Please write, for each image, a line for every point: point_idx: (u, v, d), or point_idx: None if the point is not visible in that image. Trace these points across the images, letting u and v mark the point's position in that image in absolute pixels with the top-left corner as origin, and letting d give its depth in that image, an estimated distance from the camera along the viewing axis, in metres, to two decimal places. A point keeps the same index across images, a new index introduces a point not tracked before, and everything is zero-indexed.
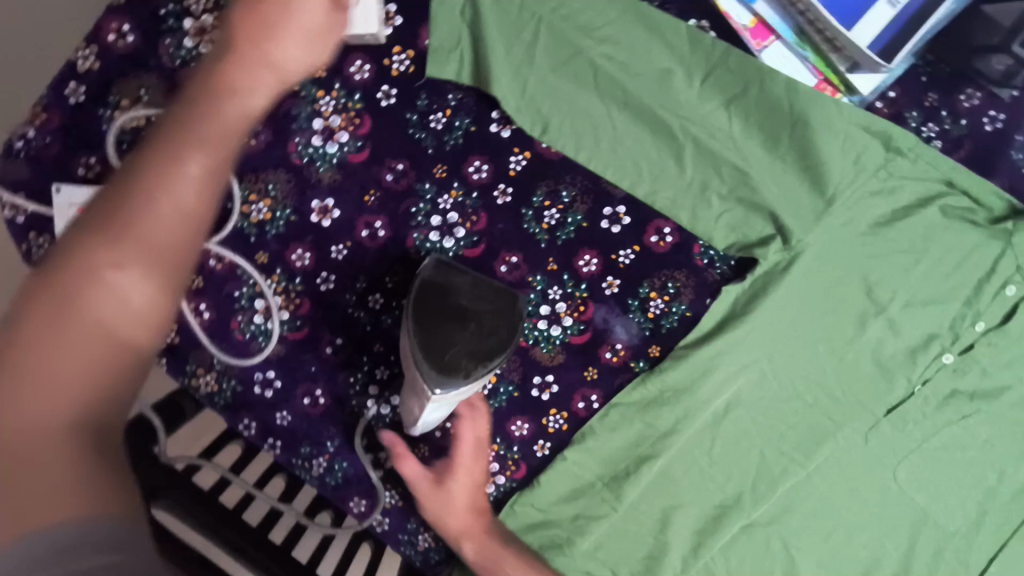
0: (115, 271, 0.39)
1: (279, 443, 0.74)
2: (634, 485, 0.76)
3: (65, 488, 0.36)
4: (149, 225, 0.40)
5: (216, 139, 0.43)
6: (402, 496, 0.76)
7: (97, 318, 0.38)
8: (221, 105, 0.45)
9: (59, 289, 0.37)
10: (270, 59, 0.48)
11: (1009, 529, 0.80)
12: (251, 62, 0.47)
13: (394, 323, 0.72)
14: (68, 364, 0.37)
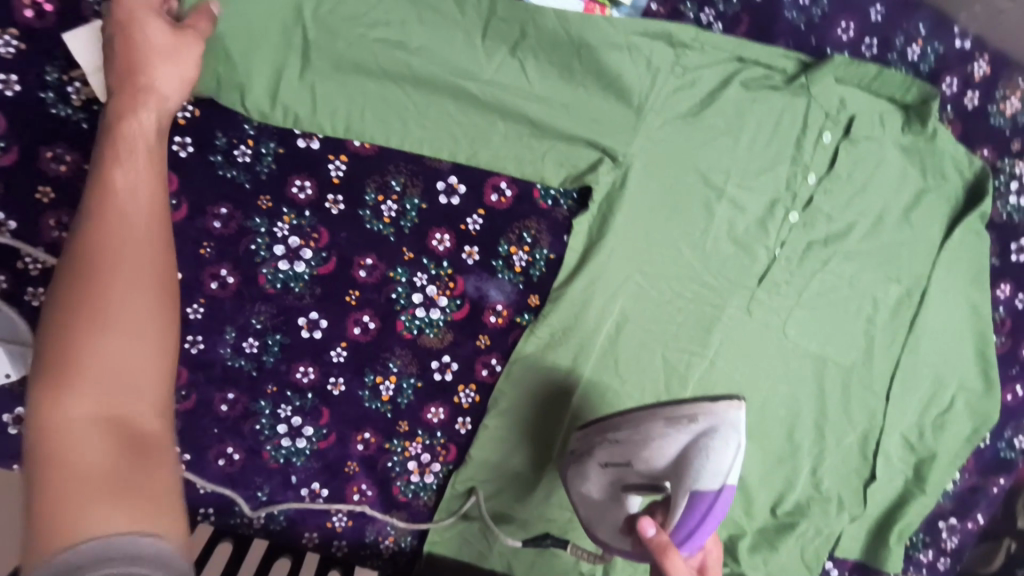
0: (108, 254, 0.47)
1: (212, 510, 0.75)
2: (559, 426, 0.79)
3: (117, 522, 0.41)
4: (123, 229, 0.48)
5: (129, 166, 0.51)
6: (349, 514, 0.78)
7: (109, 313, 0.45)
8: (118, 141, 0.52)
9: (72, 298, 0.45)
10: (144, 85, 0.55)
11: (897, 344, 0.88)
12: (131, 102, 0.54)
13: (277, 359, 0.72)
14: (89, 369, 0.44)
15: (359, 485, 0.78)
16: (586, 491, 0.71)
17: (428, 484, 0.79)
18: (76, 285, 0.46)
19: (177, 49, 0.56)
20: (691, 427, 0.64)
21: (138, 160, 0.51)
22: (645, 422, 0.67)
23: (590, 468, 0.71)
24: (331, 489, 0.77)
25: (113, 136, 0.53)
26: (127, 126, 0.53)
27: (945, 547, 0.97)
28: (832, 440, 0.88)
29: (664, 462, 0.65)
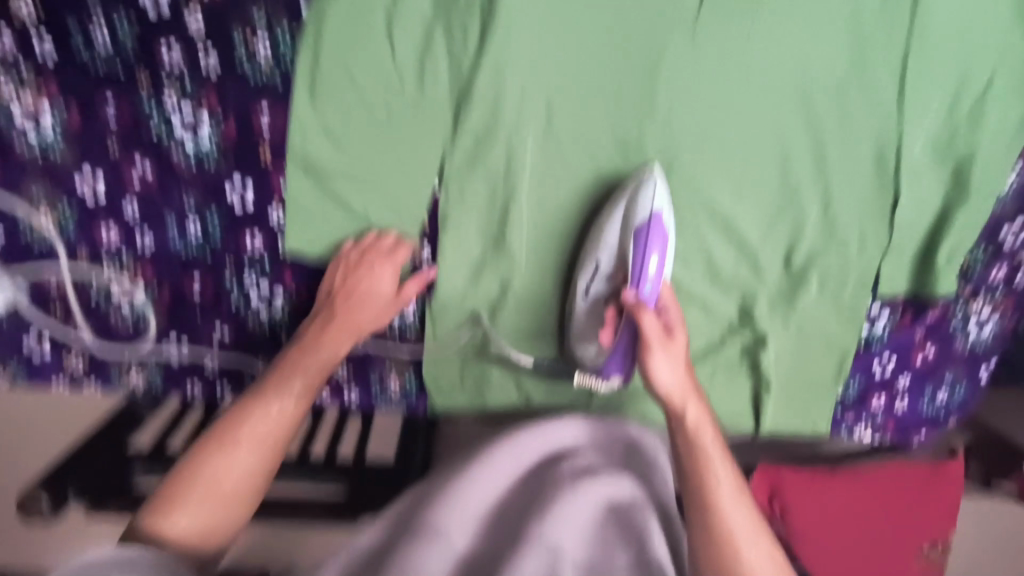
0: (304, 348, 0.72)
1: (225, 386, 0.81)
2: (517, 230, 0.75)
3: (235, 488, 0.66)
4: (342, 322, 0.73)
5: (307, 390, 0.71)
6: (350, 364, 0.82)
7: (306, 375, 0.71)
8: (365, 300, 0.73)
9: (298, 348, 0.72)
10: (369, 309, 0.74)
11: (899, 28, 0.72)
12: (356, 294, 0.73)
13: (223, 232, 0.75)
14: (288, 405, 0.69)
15: None
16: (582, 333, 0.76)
17: (411, 319, 0.81)
18: (315, 325, 0.74)
19: (389, 277, 0.74)
20: (624, 200, 0.72)
21: (315, 361, 0.71)
22: (596, 221, 0.74)
23: (580, 306, 0.76)
24: None
25: (342, 282, 0.74)
26: (358, 278, 0.73)
27: (1021, 257, 0.84)
28: (840, 167, 0.77)
29: (621, 247, 0.71)
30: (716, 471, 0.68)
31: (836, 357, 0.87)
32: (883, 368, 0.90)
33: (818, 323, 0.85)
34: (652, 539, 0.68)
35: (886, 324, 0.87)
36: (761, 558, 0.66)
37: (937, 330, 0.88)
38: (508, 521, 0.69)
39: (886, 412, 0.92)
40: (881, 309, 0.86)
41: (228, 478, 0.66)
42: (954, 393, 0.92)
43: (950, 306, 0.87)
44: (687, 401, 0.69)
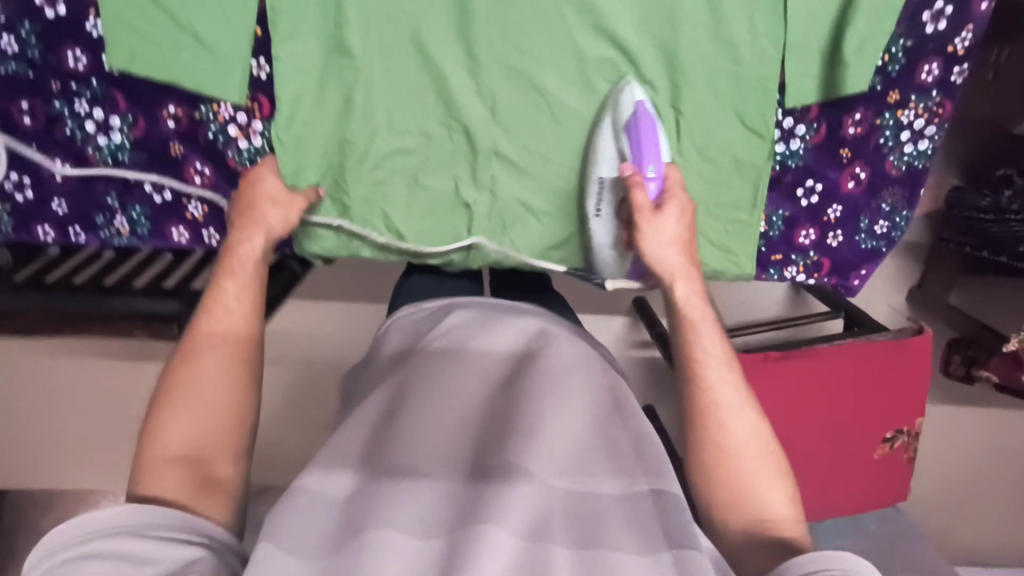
0: (229, 281, 0.67)
1: (79, 228, 0.78)
2: (356, 31, 0.70)
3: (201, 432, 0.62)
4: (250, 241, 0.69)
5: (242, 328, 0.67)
6: (203, 200, 0.79)
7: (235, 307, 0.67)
8: (267, 207, 0.71)
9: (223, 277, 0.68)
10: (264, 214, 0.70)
11: None
12: (258, 203, 0.71)
13: (43, 51, 0.70)
14: (229, 343, 0.65)
15: (195, 166, 0.77)
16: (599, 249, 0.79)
17: (261, 148, 0.76)
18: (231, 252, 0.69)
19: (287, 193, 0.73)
20: (604, 113, 0.74)
21: (240, 277, 0.68)
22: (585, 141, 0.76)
23: (597, 229, 0.78)
24: (170, 177, 0.77)
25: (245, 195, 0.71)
26: (254, 183, 0.72)
27: (952, 50, 0.70)
28: None
29: (618, 152, 0.73)
30: (701, 341, 0.70)
31: (750, 181, 0.77)
32: (808, 198, 0.78)
33: (717, 143, 0.75)
34: (639, 473, 0.62)
35: (802, 142, 0.75)
36: (743, 426, 0.67)
37: (865, 149, 0.75)
38: (479, 431, 0.62)
39: (817, 250, 0.81)
40: (792, 123, 0.74)
41: (206, 398, 0.63)
42: (895, 224, 0.80)
43: (877, 117, 0.73)
44: (676, 276, 0.71)
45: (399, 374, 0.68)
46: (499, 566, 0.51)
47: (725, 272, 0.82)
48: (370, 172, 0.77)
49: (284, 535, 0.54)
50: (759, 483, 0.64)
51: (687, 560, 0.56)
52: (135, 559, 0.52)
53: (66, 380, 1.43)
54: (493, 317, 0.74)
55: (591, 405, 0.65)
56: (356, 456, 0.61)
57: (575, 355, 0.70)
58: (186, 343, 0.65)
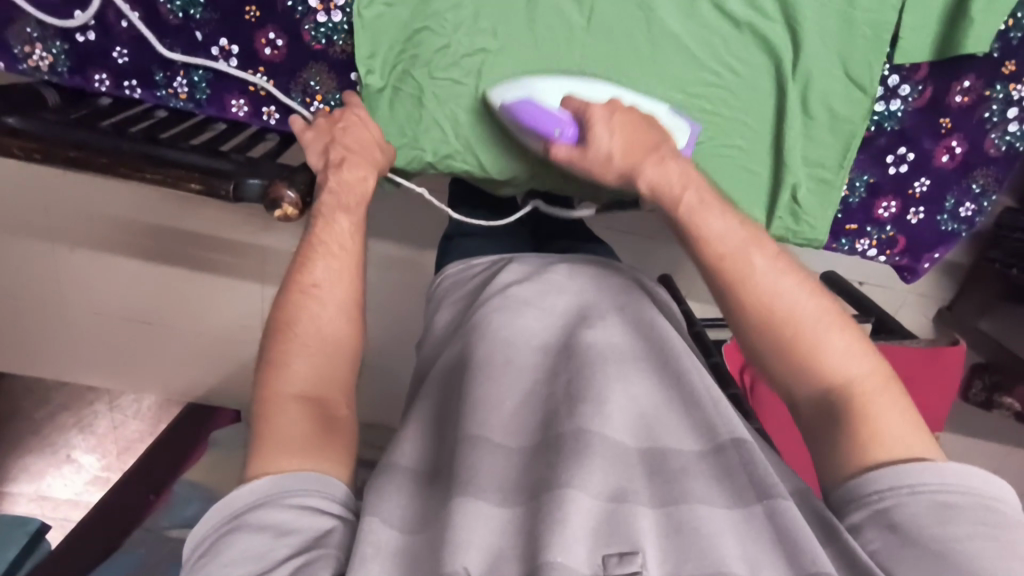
0: (337, 218, 0.65)
1: (137, 84, 0.74)
2: None
3: (328, 380, 0.59)
4: (352, 179, 0.66)
5: (349, 274, 0.64)
6: (269, 75, 0.74)
7: (347, 256, 0.64)
8: (373, 151, 0.69)
9: (327, 222, 0.64)
10: (370, 155, 0.68)
11: None
12: (362, 140, 0.68)
13: None
14: (339, 289, 0.63)
15: (267, 36, 0.72)
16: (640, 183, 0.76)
17: (339, 26, 0.72)
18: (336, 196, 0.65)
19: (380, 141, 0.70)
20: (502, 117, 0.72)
21: (349, 220, 0.65)
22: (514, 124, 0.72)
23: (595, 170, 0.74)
24: (239, 44, 0.73)
25: (332, 128, 0.68)
26: (352, 122, 0.68)
27: None
28: None
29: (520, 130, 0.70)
30: (710, 222, 0.61)
31: (840, 140, 0.75)
32: (898, 166, 0.77)
33: (817, 92, 0.73)
34: (714, 421, 0.59)
35: (904, 104, 0.74)
36: (784, 282, 0.58)
37: (968, 121, 0.74)
38: (543, 402, 0.61)
39: (896, 224, 0.80)
40: (898, 82, 0.73)
41: (329, 342, 0.60)
42: (981, 207, 0.78)
43: (987, 87, 0.72)
44: (637, 164, 0.64)
45: (462, 350, 0.67)
46: (585, 530, 0.50)
47: (798, 234, 0.78)
48: (435, 71, 0.72)
49: (386, 512, 0.53)
50: (813, 344, 0.57)
51: (776, 508, 0.52)
52: (279, 529, 0.49)
53: (78, 272, 1.40)
54: (550, 281, 0.72)
55: (644, 364, 0.63)
56: (436, 422, 0.64)
57: (628, 319, 0.68)
58: (297, 278, 0.62)
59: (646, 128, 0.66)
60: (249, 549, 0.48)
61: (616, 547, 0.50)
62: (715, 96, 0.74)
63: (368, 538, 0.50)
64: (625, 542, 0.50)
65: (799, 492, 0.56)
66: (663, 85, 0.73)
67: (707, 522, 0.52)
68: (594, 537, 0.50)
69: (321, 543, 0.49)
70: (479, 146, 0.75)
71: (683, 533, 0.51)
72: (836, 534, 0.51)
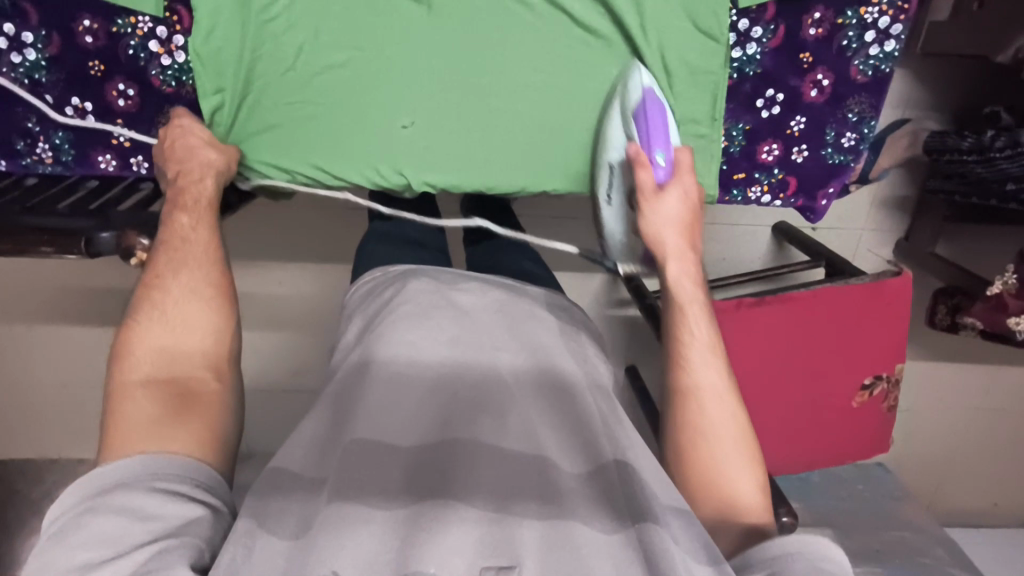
0: (181, 215, 0.63)
1: (0, 156, 0.74)
2: None
3: (196, 368, 0.57)
4: (195, 187, 0.65)
5: (198, 258, 0.61)
6: (128, 125, 0.74)
7: (199, 242, 0.62)
8: (211, 154, 0.68)
9: (172, 223, 0.63)
10: (203, 160, 0.67)
11: None
12: (196, 151, 0.67)
13: None
14: (185, 270, 0.60)
15: (117, 87, 0.72)
16: (612, 234, 0.79)
17: (185, 66, 0.72)
18: (185, 201, 0.64)
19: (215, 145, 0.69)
20: (616, 95, 0.73)
21: (200, 213, 0.64)
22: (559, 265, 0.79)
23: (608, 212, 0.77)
24: (91, 99, 0.73)
25: (166, 148, 0.68)
26: (182, 143, 0.67)
27: None
28: None
29: (625, 135, 0.70)
30: (691, 332, 0.66)
31: (706, 94, 0.74)
32: (770, 109, 0.76)
33: (671, 51, 0.73)
34: (600, 439, 0.61)
35: (759, 47, 0.73)
36: (725, 419, 0.63)
37: (828, 52, 0.73)
38: (442, 403, 0.61)
39: (782, 166, 0.79)
40: (749, 25, 0.72)
41: (191, 333, 0.58)
42: (863, 134, 0.78)
43: (838, 16, 0.72)
44: (668, 255, 0.67)
45: (362, 356, 0.63)
46: (466, 549, 0.51)
47: None
48: (287, 95, 0.72)
49: (276, 524, 0.53)
50: (721, 456, 0.62)
51: (647, 530, 0.53)
52: (137, 513, 0.47)
53: (28, 348, 1.40)
54: (452, 288, 0.70)
55: (538, 385, 0.63)
56: (326, 433, 0.60)
57: (526, 334, 0.67)
58: (150, 276, 0.60)
59: (689, 213, 0.68)
60: (103, 531, 0.46)
61: (494, 561, 0.50)
62: (576, 70, 0.74)
63: (256, 544, 0.51)
64: (504, 557, 0.51)
65: (679, 509, 0.57)
66: (518, 67, 0.74)
67: (583, 543, 0.53)
68: (475, 549, 0.51)
69: (184, 530, 0.48)
70: (348, 163, 0.75)
71: (563, 549, 0.52)
72: (718, 557, 0.54)
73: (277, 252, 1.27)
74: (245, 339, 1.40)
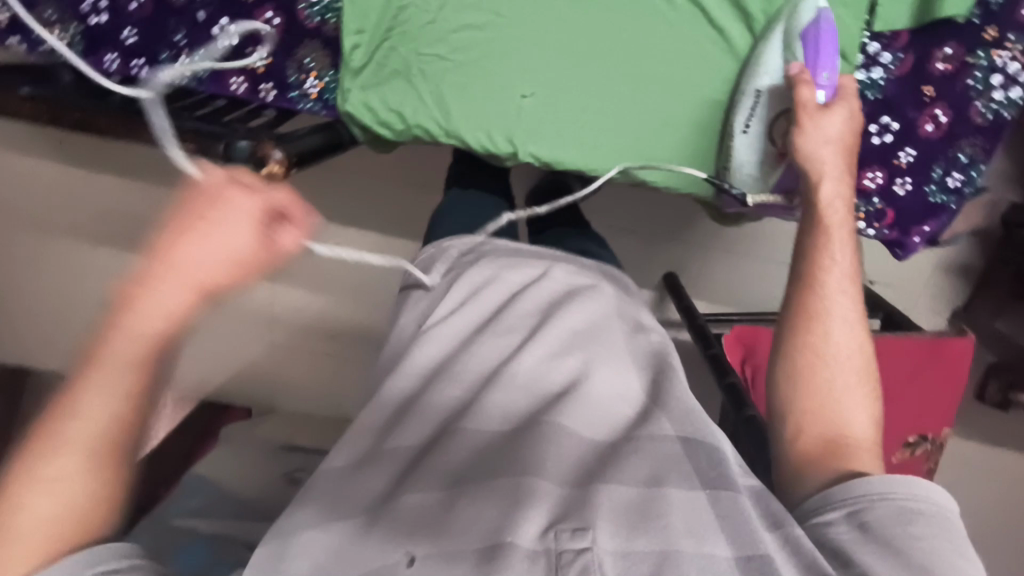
0: None
1: (143, 62, 0.78)
2: None
3: None
4: None
5: None
6: (267, 53, 0.78)
7: None
8: None
9: None
10: None
11: None
12: None
13: None
14: None
15: (265, 15, 0.77)
16: (740, 167, 0.75)
17: (332, 6, 0.77)
18: None
19: None
20: (780, 22, 0.73)
21: None
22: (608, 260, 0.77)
23: (746, 143, 0.74)
24: (239, 23, 0.77)
25: None
26: None
27: None
28: None
29: (786, 59, 0.71)
30: (832, 251, 0.65)
31: None
32: (881, 136, 0.77)
33: None
34: (661, 416, 0.58)
35: (885, 72, 0.75)
36: (849, 341, 0.63)
37: (951, 89, 0.74)
38: (507, 384, 0.60)
39: (882, 196, 0.79)
40: (878, 50, 0.75)
41: (91, 436, 0.49)
42: (970, 178, 0.77)
43: (969, 54, 0.73)
44: (825, 175, 0.67)
45: (418, 342, 0.63)
46: (545, 508, 0.51)
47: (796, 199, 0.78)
48: (421, 46, 0.76)
49: (342, 499, 0.55)
50: (838, 387, 0.62)
51: (725, 498, 0.53)
52: None
53: None
54: (507, 266, 0.68)
55: (596, 358, 0.61)
56: (404, 403, 0.61)
57: (585, 306, 0.65)
58: (66, 403, 0.49)
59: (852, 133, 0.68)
60: None
61: (569, 523, 0.50)
62: (699, 67, 0.76)
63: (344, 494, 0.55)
64: (579, 518, 0.50)
65: (756, 490, 0.56)
66: (644, 57, 0.76)
67: (655, 502, 0.52)
68: (549, 511, 0.51)
69: None
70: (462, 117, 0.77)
71: (637, 514, 0.51)
72: (790, 530, 0.52)
73: (349, 216, 1.31)
74: (298, 294, 1.43)
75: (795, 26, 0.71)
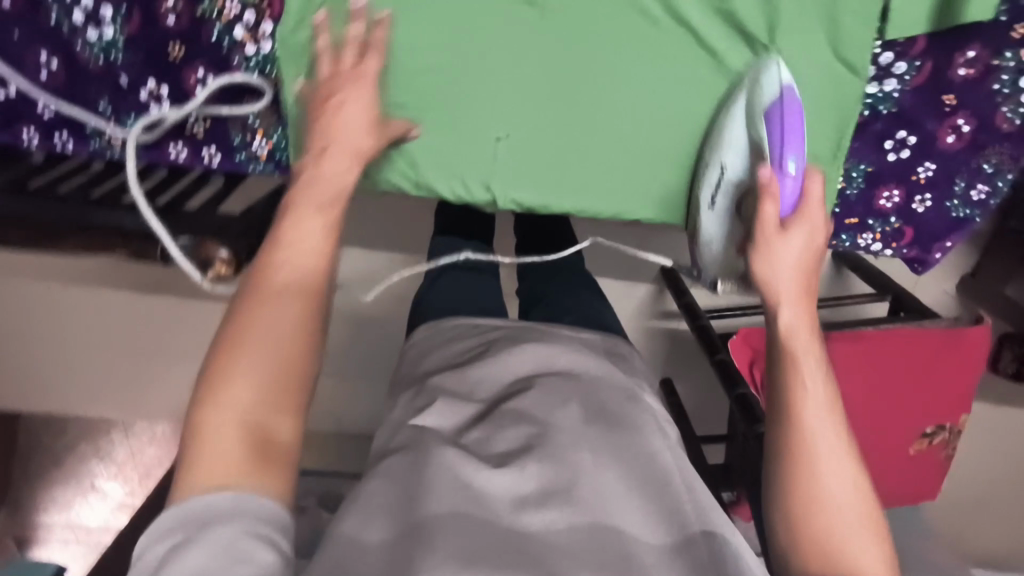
0: None
1: (67, 135, 0.69)
2: None
3: None
4: None
5: None
6: (206, 116, 0.69)
7: None
8: None
9: None
10: None
11: None
12: None
13: None
14: None
15: (196, 74, 0.67)
16: (709, 241, 0.71)
17: (270, 56, 0.67)
18: None
19: None
20: (744, 89, 0.64)
21: None
22: (615, 339, 0.73)
23: (715, 227, 0.69)
24: (169, 85, 0.67)
25: None
26: None
27: None
28: None
29: (752, 139, 0.63)
30: (802, 381, 0.57)
31: (834, 136, 0.68)
32: (897, 152, 0.69)
33: (812, 82, 0.66)
34: (681, 504, 0.53)
35: (899, 84, 0.66)
36: (844, 478, 0.55)
37: (975, 96, 0.66)
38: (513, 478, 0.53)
39: (900, 215, 0.72)
40: (892, 59, 0.65)
41: (278, 349, 0.48)
42: (996, 188, 0.70)
43: (995, 56, 0.64)
44: (782, 301, 0.59)
45: (417, 420, 0.59)
46: None
47: None
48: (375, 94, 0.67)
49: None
50: (838, 534, 0.53)
51: None
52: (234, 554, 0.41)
53: (43, 324, 1.32)
54: (507, 350, 0.66)
55: (612, 441, 0.56)
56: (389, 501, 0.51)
57: (593, 392, 0.61)
58: (214, 368, 0.47)
59: (812, 248, 0.59)
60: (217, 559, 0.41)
61: None
62: (695, 93, 0.67)
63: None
64: None
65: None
66: (629, 86, 0.67)
67: None
68: None
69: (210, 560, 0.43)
70: (436, 169, 0.69)
71: None
72: None
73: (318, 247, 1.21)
74: None
75: (761, 107, 0.62)
